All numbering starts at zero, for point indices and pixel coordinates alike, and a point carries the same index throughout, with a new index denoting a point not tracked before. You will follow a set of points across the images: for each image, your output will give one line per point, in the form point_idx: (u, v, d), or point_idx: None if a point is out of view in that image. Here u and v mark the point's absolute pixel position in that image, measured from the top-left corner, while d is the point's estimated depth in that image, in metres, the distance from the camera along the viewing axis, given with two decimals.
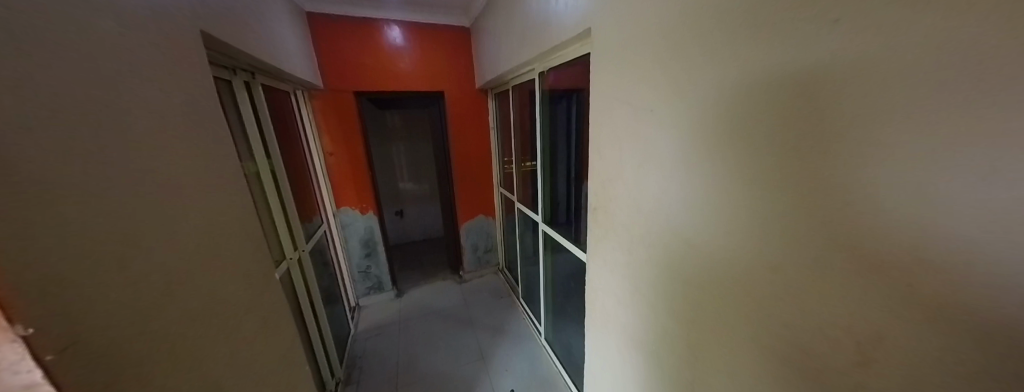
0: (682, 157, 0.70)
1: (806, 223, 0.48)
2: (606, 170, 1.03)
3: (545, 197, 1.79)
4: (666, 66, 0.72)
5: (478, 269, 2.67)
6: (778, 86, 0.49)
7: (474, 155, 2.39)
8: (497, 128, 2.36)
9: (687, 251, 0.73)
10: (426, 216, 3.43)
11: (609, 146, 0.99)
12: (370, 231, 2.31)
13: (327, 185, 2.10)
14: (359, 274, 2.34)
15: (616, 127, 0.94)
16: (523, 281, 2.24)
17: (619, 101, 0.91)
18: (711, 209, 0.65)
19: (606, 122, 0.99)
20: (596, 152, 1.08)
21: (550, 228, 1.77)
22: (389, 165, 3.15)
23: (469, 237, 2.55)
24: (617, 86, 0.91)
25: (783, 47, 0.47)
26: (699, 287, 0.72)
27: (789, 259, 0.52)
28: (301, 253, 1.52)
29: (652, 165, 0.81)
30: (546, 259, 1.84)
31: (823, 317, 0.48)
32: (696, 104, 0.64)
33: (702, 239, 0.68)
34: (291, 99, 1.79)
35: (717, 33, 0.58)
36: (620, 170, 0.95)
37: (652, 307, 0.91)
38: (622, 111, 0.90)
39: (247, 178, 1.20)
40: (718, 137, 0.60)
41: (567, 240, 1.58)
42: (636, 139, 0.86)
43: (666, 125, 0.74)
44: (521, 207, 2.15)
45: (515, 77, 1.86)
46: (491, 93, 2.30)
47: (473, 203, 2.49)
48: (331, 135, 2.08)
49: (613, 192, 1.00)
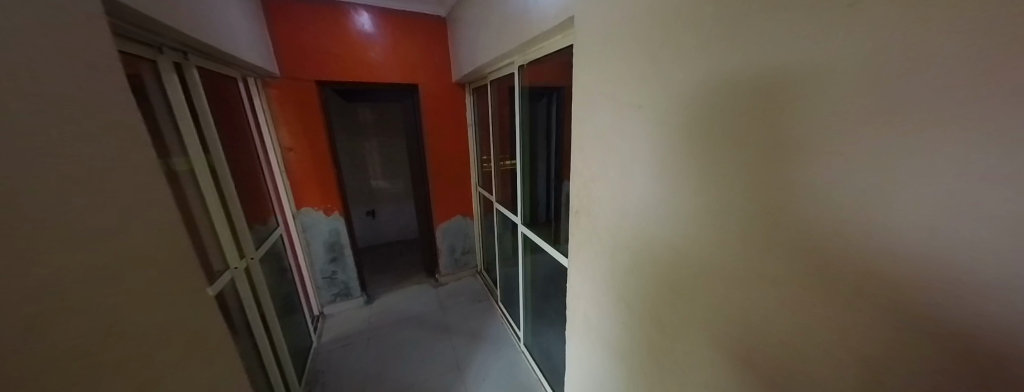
0: (660, 163, 0.67)
1: (781, 236, 0.45)
2: (589, 171, 0.96)
3: (525, 197, 1.72)
4: (650, 59, 0.66)
5: (456, 272, 2.55)
6: (750, 91, 0.46)
7: (450, 153, 2.27)
8: (475, 125, 2.25)
9: (671, 260, 0.68)
10: (401, 216, 3.25)
11: (592, 146, 0.93)
12: (336, 233, 2.13)
13: (285, 183, 1.90)
14: (324, 280, 2.16)
15: (600, 126, 0.87)
16: (502, 284, 2.16)
17: (603, 98, 0.85)
18: (686, 219, 0.62)
19: (589, 120, 0.92)
20: (578, 152, 1.02)
21: (530, 229, 1.70)
22: (359, 162, 2.95)
23: (446, 238, 2.43)
24: (599, 83, 0.85)
25: (756, 50, 0.44)
26: (677, 297, 0.69)
27: (762, 272, 0.49)
28: (249, 261, 1.34)
29: (636, 168, 0.75)
30: (526, 262, 1.77)
31: (802, 333, 0.45)
32: (682, 101, 0.58)
33: (679, 248, 0.65)
34: (239, 87, 1.58)
35: (688, 35, 0.55)
36: (603, 172, 0.89)
37: (633, 316, 0.87)
38: (606, 109, 0.84)
39: (175, 177, 1.02)
40: (706, 137, 0.54)
41: (547, 243, 1.51)
42: (620, 140, 0.79)
43: (651, 123, 0.67)
44: (500, 208, 2.07)
45: (493, 71, 1.76)
46: (469, 88, 2.19)
47: (449, 204, 2.37)
48: (290, 128, 1.89)
49: (598, 194, 0.94)
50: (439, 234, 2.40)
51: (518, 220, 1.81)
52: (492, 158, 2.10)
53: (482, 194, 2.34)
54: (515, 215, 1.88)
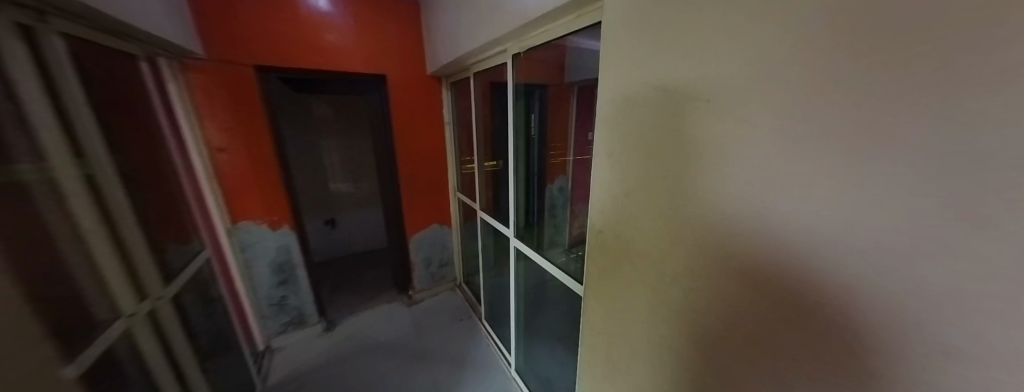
0: (614, 165, 0.64)
1: (715, 235, 0.44)
2: (612, 188, 0.66)
3: (518, 207, 1.55)
4: (727, 18, 0.39)
5: (433, 287, 2.29)
6: (686, 88, 0.45)
7: (425, 155, 2.00)
8: (453, 124, 2.02)
9: (771, 346, 0.40)
10: (365, 224, 2.90)
11: (616, 154, 0.62)
12: (284, 251, 1.77)
13: (215, 192, 1.52)
14: (271, 307, 1.79)
15: (630, 125, 0.58)
16: (487, 300, 1.96)
17: (635, 83, 0.56)
18: (635, 220, 0.60)
19: (611, 117, 0.62)
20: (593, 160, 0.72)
21: (524, 243, 1.53)
22: (318, 165, 2.57)
23: (420, 251, 2.15)
24: (629, 60, 0.56)
25: (694, 49, 0.43)
26: (627, 300, 0.66)
27: (699, 271, 0.48)
28: (152, 303, 1.00)
29: (697, 190, 0.46)
30: (518, 277, 1.58)
31: (735, 333, 0.44)
32: (813, 86, 0.31)
33: (630, 251, 0.63)
34: (139, 68, 1.20)
35: (636, 35, 0.54)
36: (636, 193, 0.59)
37: (594, 326, 0.82)
38: (642, 99, 0.54)
39: (22, 194, 0.69)
40: (735, 135, 0.40)
41: (545, 261, 1.36)
42: (666, 145, 0.50)
43: (731, 121, 0.40)
44: (484, 217, 1.86)
45: (477, 62, 1.54)
46: (446, 82, 1.94)
47: (424, 212, 2.10)
48: (220, 123, 1.51)
49: (626, 222, 0.63)
50: (413, 246, 2.12)
51: (509, 232, 1.62)
52: (475, 160, 1.88)
53: (462, 201, 2.11)
54: (504, 225, 1.69)
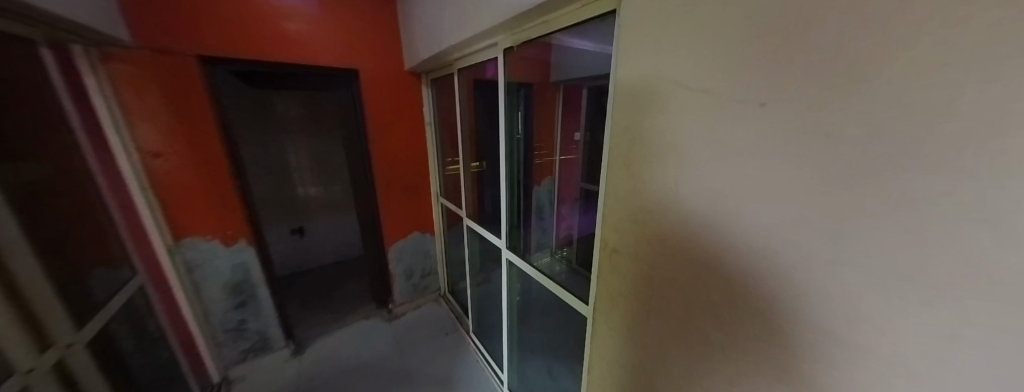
0: (629, 172, 0.58)
1: (758, 256, 0.40)
2: (629, 198, 0.59)
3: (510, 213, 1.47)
4: (792, 13, 0.33)
5: (416, 299, 2.13)
6: (728, 91, 0.40)
7: (404, 158, 1.84)
8: (434, 125, 1.87)
9: (835, 375, 0.36)
10: (338, 231, 2.67)
11: (636, 160, 0.56)
12: (241, 269, 1.55)
13: (151, 205, 1.29)
14: (227, 333, 1.57)
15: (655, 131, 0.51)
16: (476, 313, 1.84)
17: (665, 83, 0.48)
18: (655, 233, 0.55)
19: (633, 119, 0.55)
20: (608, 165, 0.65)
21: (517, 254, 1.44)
22: (281, 168, 2.31)
23: (401, 261, 1.99)
24: (660, 55, 0.48)
25: (739, 47, 0.38)
26: (639, 316, 0.62)
27: (734, 292, 0.44)
28: (47, 356, 0.79)
29: (746, 205, 0.41)
30: (510, 289, 1.49)
31: (767, 357, 0.42)
32: (916, 93, 0.26)
33: (646, 265, 0.58)
34: (33, 56, 0.96)
35: (660, 29, 0.48)
36: (661, 205, 0.53)
37: (595, 340, 0.77)
38: (673, 100, 0.47)
39: None
40: (788, 144, 0.35)
41: (539, 273, 1.28)
42: (704, 154, 0.44)
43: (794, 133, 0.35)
44: (470, 224, 1.75)
45: (461, 57, 1.40)
46: (426, 79, 1.79)
47: (404, 220, 1.94)
48: (154, 125, 1.28)
49: (647, 235, 0.57)
50: (393, 257, 1.96)
51: (500, 242, 1.52)
52: (459, 164, 1.76)
53: (446, 207, 1.97)
54: (493, 234, 1.58)
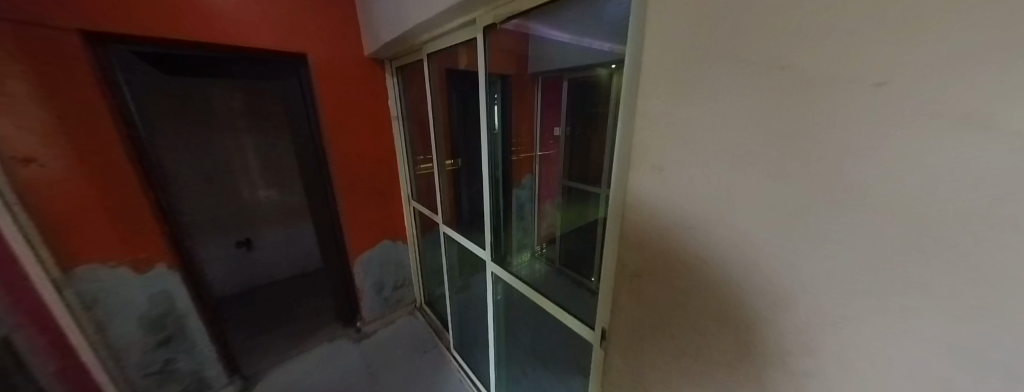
0: (665, 180, 0.41)
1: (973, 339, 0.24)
2: (642, 216, 0.46)
3: (492, 222, 1.29)
4: None
5: (389, 314, 1.92)
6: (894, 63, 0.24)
7: (367, 158, 1.61)
8: (401, 120, 1.66)
9: None
10: (292, 241, 2.36)
11: (655, 170, 0.42)
12: (167, 297, 1.28)
13: (24, 230, 0.98)
14: (151, 377, 1.29)
15: (686, 134, 0.37)
16: (457, 328, 1.68)
17: (707, 66, 0.34)
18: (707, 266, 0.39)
19: (653, 115, 0.41)
20: (622, 167, 0.52)
21: (502, 269, 1.27)
22: (219, 171, 1.96)
23: (369, 275, 1.77)
24: (702, 24, 0.33)
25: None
26: (675, 365, 0.48)
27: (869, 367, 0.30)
28: None
29: (835, 238, 0.29)
30: (495, 304, 1.33)
31: None
32: None
33: (694, 307, 0.42)
34: None
35: None
36: (691, 231, 0.40)
37: (604, 378, 0.63)
38: (718, 92, 0.33)
39: None
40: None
41: (528, 287, 1.14)
42: (764, 167, 0.32)
43: (940, 141, 0.22)
44: (447, 231, 1.57)
45: (431, 40, 1.20)
46: (391, 66, 1.56)
47: (370, 228, 1.71)
48: (19, 121, 0.95)
49: (664, 263, 0.45)
50: (358, 271, 1.72)
51: (483, 254, 1.35)
52: (432, 164, 1.57)
53: (419, 211, 1.77)
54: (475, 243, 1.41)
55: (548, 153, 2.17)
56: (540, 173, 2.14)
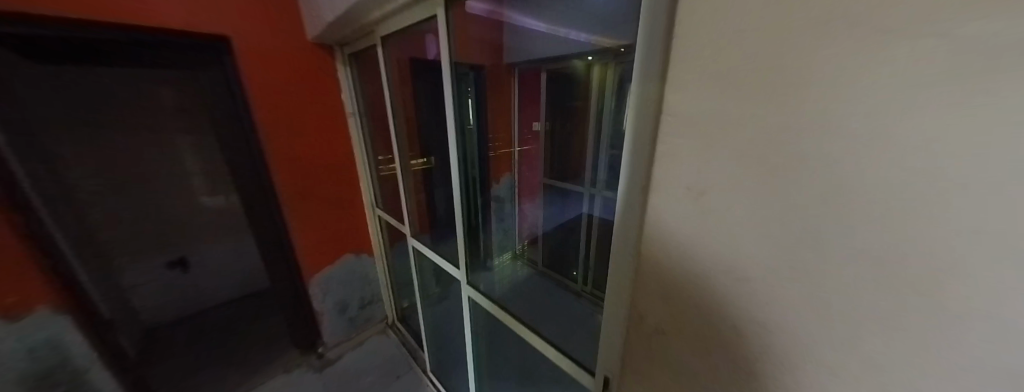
0: (724, 214, 0.27)
1: None
2: (674, 266, 0.32)
3: (464, 238, 1.11)
4: None
5: (355, 335, 1.72)
6: None
7: (317, 162, 1.37)
8: (357, 116, 1.43)
9: None
10: (233, 260, 2.06)
11: (695, 203, 0.29)
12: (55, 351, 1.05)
13: None
14: None
15: (754, 158, 0.24)
16: (433, 349, 1.51)
17: (802, 52, 0.20)
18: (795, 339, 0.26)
19: (700, 126, 0.26)
20: (637, 189, 0.37)
21: (477, 290, 1.12)
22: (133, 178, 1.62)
23: (328, 295, 1.56)
24: None
25: None
26: None
27: None
28: None
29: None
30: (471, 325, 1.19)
31: None
32: None
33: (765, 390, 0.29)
34: None
35: None
36: (753, 293, 0.27)
37: None
38: (819, 95, 0.20)
39: None
40: None
41: (506, 313, 1.00)
42: (891, 215, 0.20)
43: None
44: (416, 244, 1.38)
45: (385, 19, 0.99)
46: (343, 54, 1.32)
47: (325, 243, 1.48)
48: None
49: (706, 334, 0.32)
50: (314, 292, 1.50)
51: (457, 274, 1.17)
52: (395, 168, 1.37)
53: (384, 220, 1.58)
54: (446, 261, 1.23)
55: (527, 149, 1.99)
56: (519, 171, 1.97)
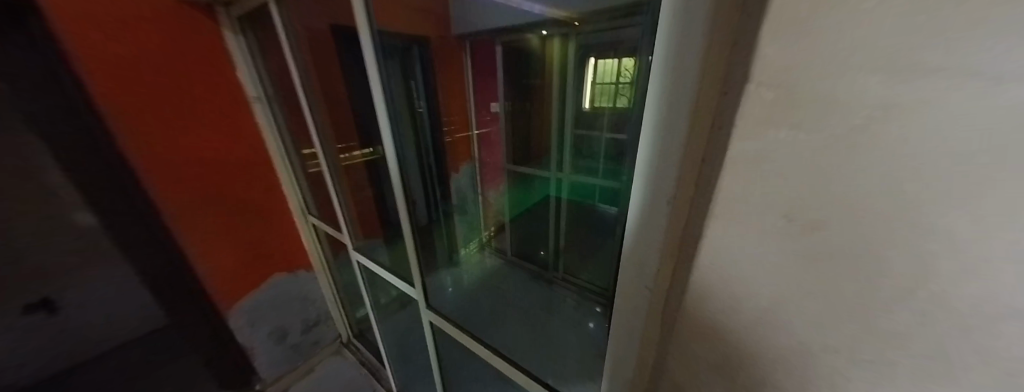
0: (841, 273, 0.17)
1: None
2: (729, 332, 0.21)
3: (415, 255, 0.91)
4: None
5: (302, 362, 1.48)
6: None
7: (213, 166, 1.06)
8: (264, 102, 1.12)
9: None
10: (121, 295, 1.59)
11: (790, 245, 0.17)
12: None
13: None
14: None
15: (935, 174, 0.13)
16: (396, 369, 1.34)
17: None
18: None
19: (822, 125, 0.15)
20: (668, 206, 0.25)
21: (439, 313, 0.95)
22: None
23: (256, 327, 1.28)
24: None
25: None
26: None
27: None
28: None
29: None
30: (434, 351, 1.02)
31: None
32: None
33: None
34: None
35: None
36: (869, 380, 0.18)
37: None
38: None
39: None
40: None
41: (476, 339, 0.85)
42: None
43: None
44: (359, 258, 1.16)
45: None
46: (233, 19, 1.00)
47: (245, 264, 1.20)
48: None
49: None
50: (238, 324, 1.23)
51: (411, 293, 0.98)
52: (321, 167, 1.10)
53: (319, 228, 1.32)
54: (396, 276, 1.03)
55: (487, 132, 1.77)
56: (479, 158, 1.77)
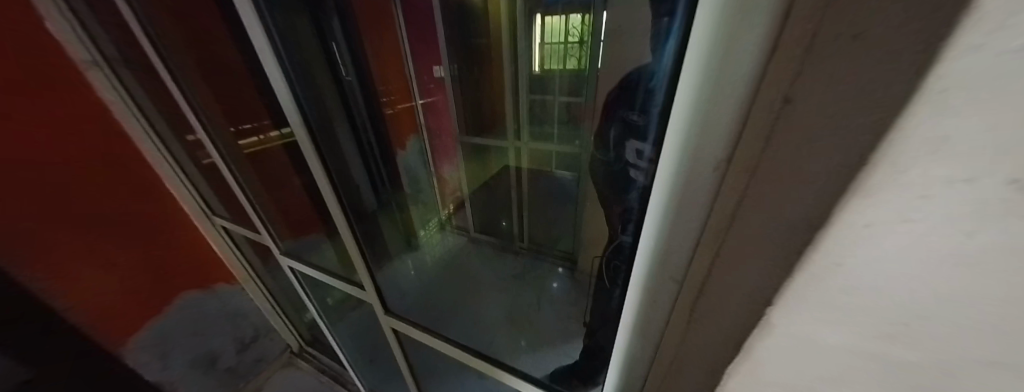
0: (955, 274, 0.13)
1: None
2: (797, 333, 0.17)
3: (360, 256, 0.80)
4: None
5: (249, 382, 1.28)
6: None
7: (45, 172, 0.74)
8: (107, 68, 0.79)
9: None
10: None
11: (922, 234, 0.12)
12: None
13: None
14: None
15: None
16: (360, 371, 1.23)
17: None
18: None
19: None
20: (719, 171, 0.20)
21: (402, 318, 0.87)
22: None
23: (171, 364, 1.02)
24: None
25: None
26: None
27: None
28: None
29: None
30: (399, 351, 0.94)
31: None
32: None
33: None
34: None
35: None
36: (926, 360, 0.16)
37: None
38: None
39: None
40: None
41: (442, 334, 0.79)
42: None
43: None
44: (290, 263, 0.97)
45: None
46: None
47: (139, 291, 0.94)
48: None
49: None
50: (144, 362, 0.97)
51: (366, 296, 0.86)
52: (214, 159, 0.88)
53: (233, 231, 1.09)
54: (342, 280, 0.89)
55: (432, 101, 1.55)
56: (426, 130, 1.55)
